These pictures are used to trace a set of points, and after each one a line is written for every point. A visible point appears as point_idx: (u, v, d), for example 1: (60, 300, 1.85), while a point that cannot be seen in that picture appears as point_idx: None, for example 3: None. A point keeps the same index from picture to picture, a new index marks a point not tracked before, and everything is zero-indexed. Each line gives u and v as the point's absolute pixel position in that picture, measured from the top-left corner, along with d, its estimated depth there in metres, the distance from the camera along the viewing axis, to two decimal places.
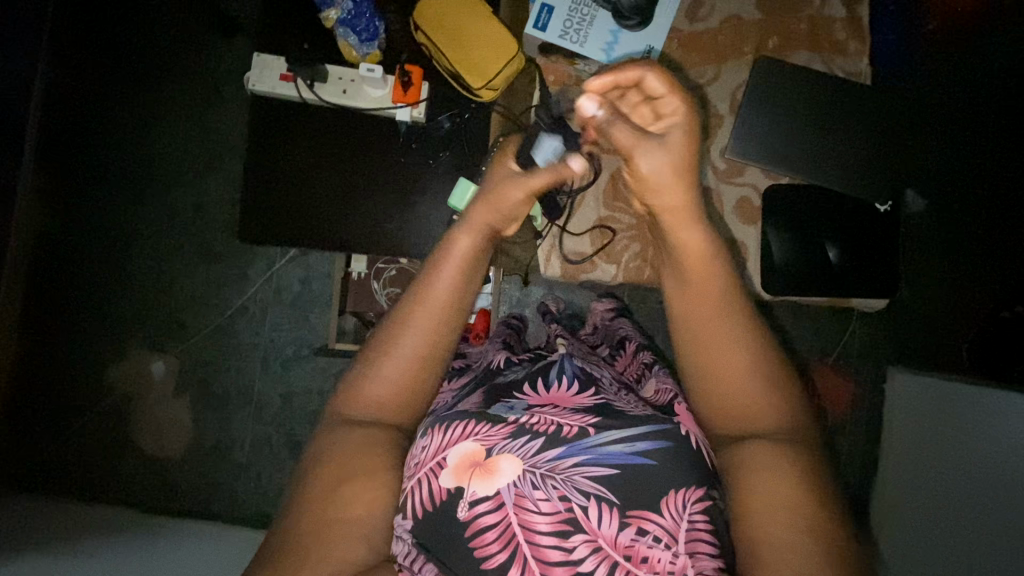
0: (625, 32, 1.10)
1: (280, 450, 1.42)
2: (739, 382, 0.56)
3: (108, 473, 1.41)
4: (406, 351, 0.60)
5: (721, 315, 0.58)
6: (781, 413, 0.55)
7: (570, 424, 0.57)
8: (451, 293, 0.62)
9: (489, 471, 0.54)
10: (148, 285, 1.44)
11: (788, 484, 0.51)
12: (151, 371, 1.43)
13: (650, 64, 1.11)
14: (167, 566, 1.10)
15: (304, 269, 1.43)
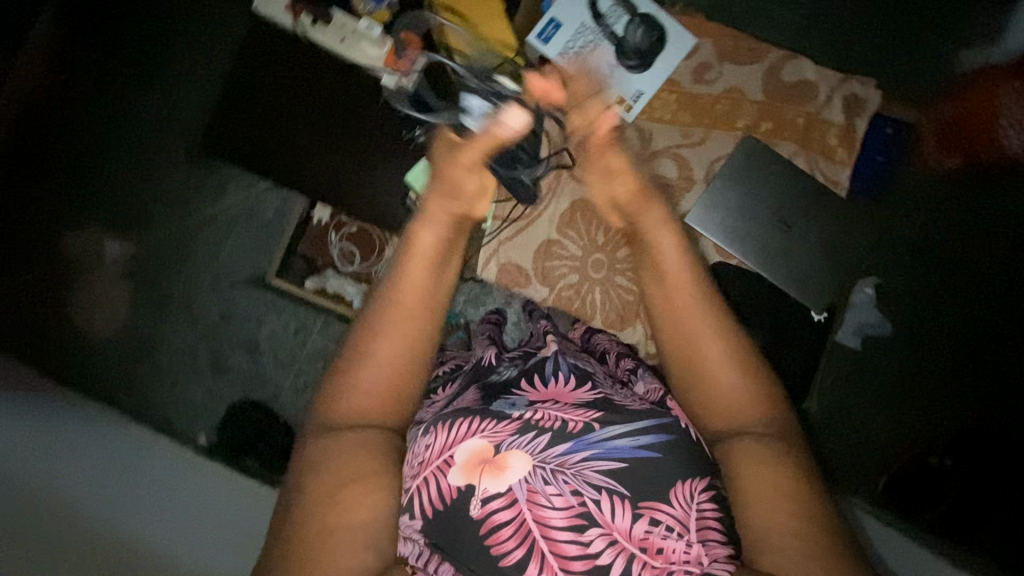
0: (622, 69, 1.18)
1: (202, 365, 1.43)
2: (721, 385, 0.75)
3: (31, 334, 1.41)
4: (383, 355, 0.73)
5: (703, 329, 0.79)
6: (757, 408, 0.73)
7: (575, 420, 0.70)
8: (415, 292, 0.79)
9: (500, 470, 0.65)
10: (125, 168, 1.44)
11: (773, 467, 0.67)
12: (105, 250, 1.44)
13: (632, 108, 1.19)
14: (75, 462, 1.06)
15: (279, 202, 1.44)
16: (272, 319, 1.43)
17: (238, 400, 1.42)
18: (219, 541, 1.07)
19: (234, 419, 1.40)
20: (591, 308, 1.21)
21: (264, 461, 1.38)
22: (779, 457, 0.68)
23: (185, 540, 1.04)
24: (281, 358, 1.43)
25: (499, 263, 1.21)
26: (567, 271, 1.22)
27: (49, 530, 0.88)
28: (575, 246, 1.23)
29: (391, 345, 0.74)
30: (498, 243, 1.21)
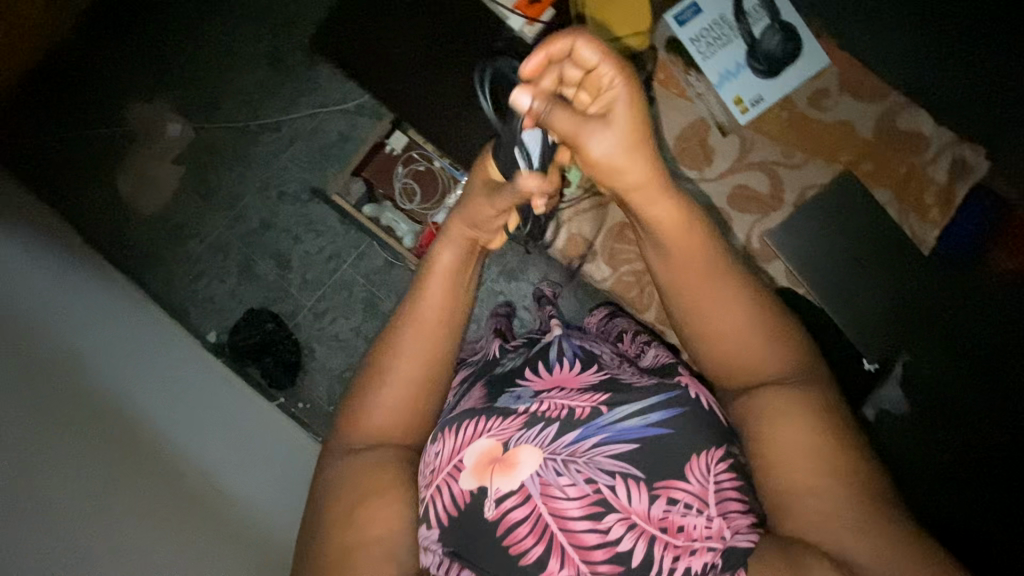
0: (749, 71, 1.24)
1: (232, 265, 1.43)
2: (738, 336, 0.69)
3: (76, 194, 1.42)
4: (402, 377, 0.73)
5: (712, 281, 0.71)
6: (775, 358, 0.68)
7: (582, 405, 0.69)
8: (435, 313, 0.76)
9: (510, 467, 0.65)
10: (207, 55, 1.44)
11: (796, 419, 0.63)
12: (167, 130, 1.44)
13: (749, 109, 1.25)
14: (125, 352, 1.13)
15: (347, 127, 1.44)
16: (310, 238, 1.43)
17: (257, 307, 1.42)
18: (266, 473, 1.17)
19: (247, 324, 1.40)
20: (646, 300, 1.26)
21: (269, 373, 1.38)
22: (804, 406, 0.64)
23: (235, 470, 1.13)
24: (309, 278, 1.43)
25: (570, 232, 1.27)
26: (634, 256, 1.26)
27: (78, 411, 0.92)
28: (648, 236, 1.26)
29: (409, 347, 0.74)
30: (573, 212, 1.27)
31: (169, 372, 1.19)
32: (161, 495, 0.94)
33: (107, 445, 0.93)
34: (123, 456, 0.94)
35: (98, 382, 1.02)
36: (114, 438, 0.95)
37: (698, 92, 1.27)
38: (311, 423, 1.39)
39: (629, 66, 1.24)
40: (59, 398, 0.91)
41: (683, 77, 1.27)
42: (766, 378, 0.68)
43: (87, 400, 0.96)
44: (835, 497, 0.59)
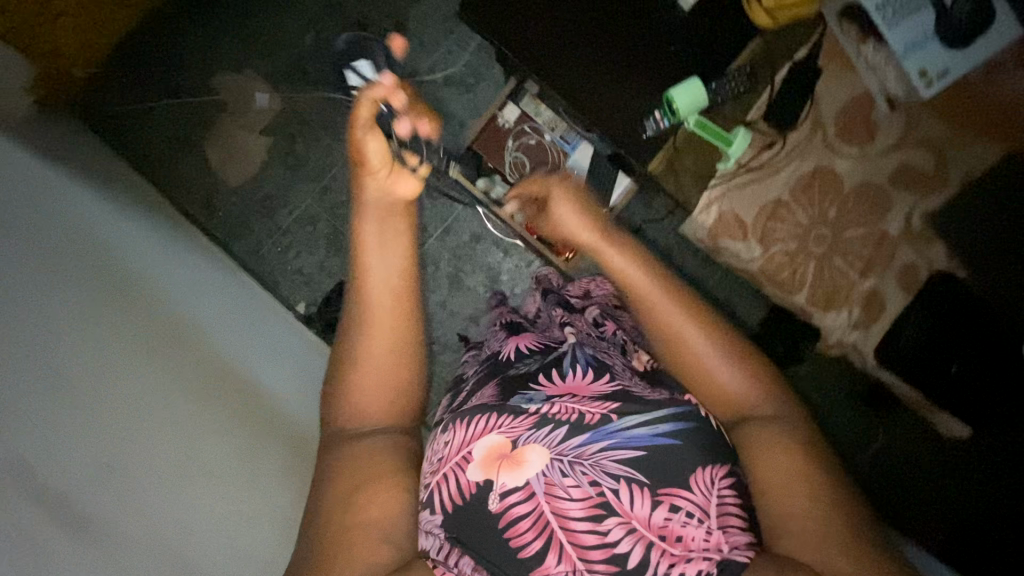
0: (938, 46, 0.88)
1: (319, 237, 1.43)
2: (719, 377, 0.70)
3: (165, 160, 1.43)
4: (374, 365, 0.72)
5: (680, 320, 0.73)
6: (757, 392, 0.68)
7: (592, 411, 0.66)
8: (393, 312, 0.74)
9: (518, 464, 0.63)
10: (298, 23, 1.43)
11: (783, 446, 0.63)
12: (255, 99, 1.43)
13: (935, 85, 0.89)
14: (184, 280, 1.11)
15: (436, 97, 1.42)
16: None
17: (344, 279, 1.43)
18: (283, 386, 1.12)
19: (339, 297, 1.41)
20: (799, 281, 0.93)
21: None
22: (787, 435, 0.64)
23: (254, 375, 1.07)
24: None
25: (721, 209, 0.95)
26: (788, 238, 0.93)
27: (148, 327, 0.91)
28: (805, 213, 0.93)
29: (380, 319, 0.74)
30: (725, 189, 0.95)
31: (229, 309, 1.17)
32: (184, 377, 0.89)
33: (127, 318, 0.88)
34: (144, 333, 0.89)
35: (116, 262, 0.97)
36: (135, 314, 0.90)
37: (870, 64, 0.92)
38: None
39: (793, 34, 0.95)
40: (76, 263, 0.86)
41: (856, 44, 0.93)
42: (754, 413, 0.67)
43: (104, 272, 0.91)
44: (816, 524, 0.56)
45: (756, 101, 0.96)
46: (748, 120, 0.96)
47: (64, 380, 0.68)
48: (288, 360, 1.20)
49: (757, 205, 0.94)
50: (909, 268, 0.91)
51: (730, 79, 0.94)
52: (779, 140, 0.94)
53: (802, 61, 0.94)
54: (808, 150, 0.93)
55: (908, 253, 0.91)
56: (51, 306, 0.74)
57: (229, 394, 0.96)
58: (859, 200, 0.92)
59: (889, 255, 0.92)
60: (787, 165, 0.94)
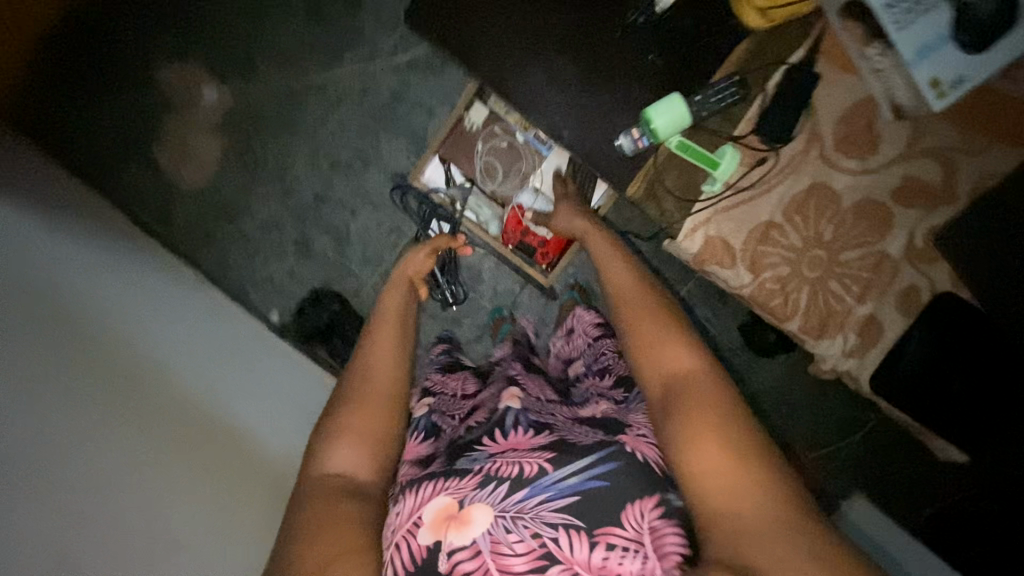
0: (952, 46, 0.76)
1: (287, 242, 1.35)
2: (654, 338, 0.71)
3: (114, 168, 1.32)
4: (353, 420, 0.73)
5: (638, 295, 0.78)
6: (679, 360, 0.67)
7: (531, 463, 0.61)
8: (383, 362, 0.82)
9: (463, 524, 0.58)
10: (241, 7, 1.30)
11: (706, 404, 0.60)
12: (203, 95, 1.31)
13: (949, 94, 0.77)
14: (139, 300, 1.04)
15: (399, 84, 1.30)
16: (366, 212, 1.34)
17: (317, 286, 1.36)
18: (298, 429, 1.11)
19: (313, 305, 1.35)
20: (790, 309, 0.85)
21: (337, 354, 1.34)
22: (707, 389, 0.62)
23: (266, 422, 1.06)
24: (368, 254, 1.35)
25: (708, 233, 0.86)
26: (779, 262, 0.84)
27: (105, 356, 0.85)
28: (799, 234, 0.84)
29: (384, 339, 0.86)
30: (715, 212, 0.86)
31: (192, 328, 1.10)
32: (197, 437, 0.88)
33: (134, 378, 0.86)
34: (153, 394, 0.87)
35: (119, 313, 0.96)
36: (140, 372, 0.89)
37: (876, 70, 0.81)
38: None
39: (788, 36, 0.83)
40: (78, 323, 0.84)
41: (858, 46, 0.81)
42: (679, 367, 0.66)
43: (87, 319, 0.87)
44: (751, 513, 0.51)
45: (745, 114, 0.85)
46: (738, 135, 0.85)
47: (80, 464, 0.68)
48: (260, 381, 1.14)
49: (748, 229, 0.85)
50: (912, 289, 0.83)
51: (719, 89, 0.82)
52: (771, 155, 0.85)
53: (800, 65, 0.83)
54: (803, 165, 0.84)
55: (912, 273, 0.82)
56: (59, 382, 0.73)
57: (241, 448, 0.96)
58: (859, 217, 0.83)
59: (887, 278, 0.83)
60: (775, 184, 0.85)
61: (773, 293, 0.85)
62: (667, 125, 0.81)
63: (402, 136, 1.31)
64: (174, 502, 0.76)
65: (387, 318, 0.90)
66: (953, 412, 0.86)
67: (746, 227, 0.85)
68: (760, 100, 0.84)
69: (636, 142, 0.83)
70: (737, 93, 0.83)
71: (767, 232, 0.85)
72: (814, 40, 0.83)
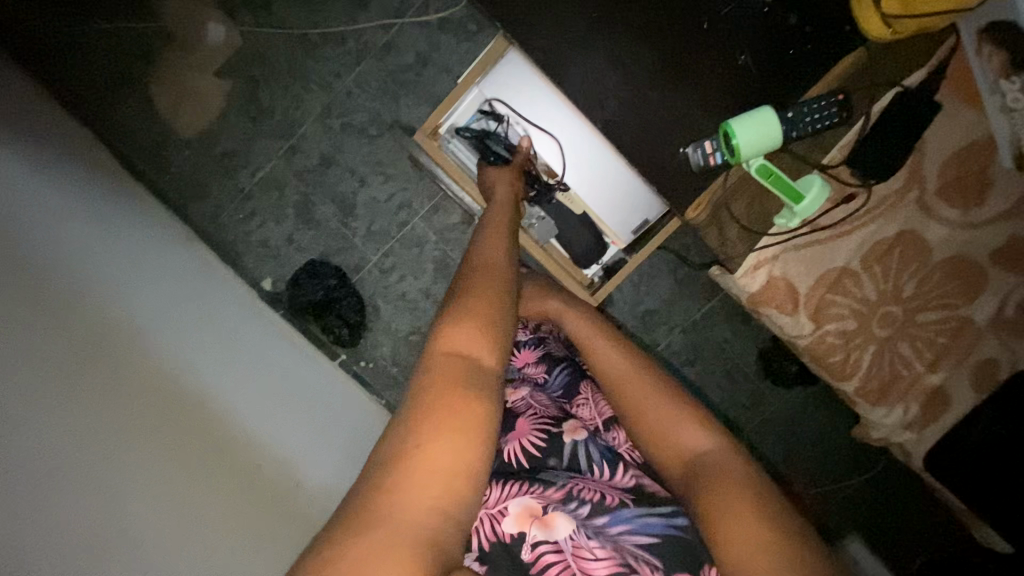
0: None
1: (287, 204, 1.24)
2: (660, 409, 0.61)
3: (105, 101, 1.20)
4: (476, 300, 0.58)
5: (637, 360, 0.67)
6: (692, 438, 0.58)
7: (613, 493, 0.59)
8: (495, 250, 0.67)
9: (546, 524, 0.55)
10: None
11: (740, 483, 0.52)
12: (207, 31, 1.19)
13: None
14: (133, 261, 0.97)
15: (427, 45, 1.18)
16: (377, 182, 1.23)
17: (315, 257, 1.26)
18: (302, 426, 1.03)
19: (311, 277, 1.25)
20: (850, 368, 0.78)
21: (331, 330, 1.26)
22: (732, 467, 0.54)
23: (268, 414, 0.98)
24: (374, 229, 1.25)
25: (772, 272, 0.78)
26: (845, 314, 0.77)
27: (92, 326, 0.77)
28: (874, 285, 0.76)
29: (492, 237, 0.69)
30: (788, 247, 0.77)
31: (186, 296, 1.02)
32: (189, 433, 0.80)
33: (122, 362, 0.78)
34: (143, 382, 0.79)
35: (109, 285, 0.86)
36: (130, 355, 0.80)
37: (1008, 108, 0.69)
38: (375, 384, 1.29)
39: (910, 51, 0.74)
40: (61, 297, 0.75)
41: (993, 78, 0.70)
42: (689, 447, 0.57)
43: (73, 285, 0.79)
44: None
45: (838, 140, 0.76)
46: (827, 164, 0.76)
47: (65, 462, 0.60)
48: (256, 364, 1.06)
49: (819, 274, 0.77)
50: (988, 364, 0.74)
51: (817, 107, 0.70)
52: (862, 192, 0.76)
53: (916, 88, 0.73)
54: (896, 210, 0.75)
55: (993, 344, 0.74)
56: (21, 345, 0.64)
57: (238, 445, 0.88)
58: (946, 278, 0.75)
59: (967, 347, 0.75)
60: (860, 226, 0.76)
61: (830, 345, 0.78)
62: (751, 143, 0.69)
63: (425, 103, 1.19)
64: (165, 508, 0.68)
65: (498, 223, 0.73)
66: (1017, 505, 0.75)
67: (818, 270, 0.77)
68: (857, 125, 0.76)
69: (708, 157, 0.71)
70: (840, 113, 0.70)
71: (840, 282, 0.77)
72: (930, 62, 0.73)
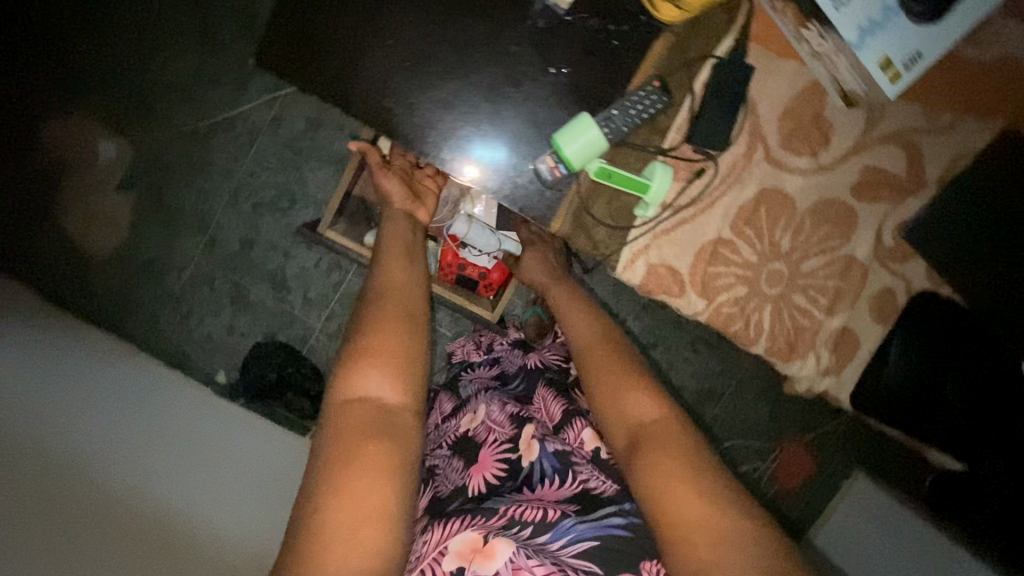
0: (903, 18, 0.72)
1: (220, 295, 1.25)
2: (616, 387, 0.68)
3: (13, 238, 1.19)
4: (378, 344, 0.64)
5: (607, 350, 0.74)
6: (639, 401, 0.65)
7: (555, 509, 0.58)
8: (399, 287, 0.73)
9: (488, 555, 0.53)
10: (126, 47, 1.18)
11: (676, 455, 0.58)
12: (99, 149, 1.20)
13: (903, 76, 0.75)
14: (72, 373, 0.96)
15: (315, 111, 1.19)
16: (302, 252, 1.24)
17: (261, 338, 1.26)
18: (235, 489, 0.96)
19: (258, 361, 1.24)
20: (755, 331, 0.82)
21: (295, 407, 1.23)
22: (675, 439, 0.60)
23: (214, 490, 0.93)
24: (311, 297, 1.25)
25: (648, 261, 0.82)
26: (734, 281, 0.82)
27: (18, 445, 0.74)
28: (751, 248, 0.82)
29: (395, 267, 0.76)
30: (666, 229, 0.82)
31: (134, 397, 1.01)
32: (120, 528, 0.76)
33: (55, 481, 0.75)
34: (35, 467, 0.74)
35: (50, 402, 0.85)
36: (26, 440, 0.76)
37: (817, 52, 0.77)
38: None
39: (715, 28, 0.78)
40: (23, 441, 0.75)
41: (794, 28, 0.77)
42: (636, 420, 0.63)
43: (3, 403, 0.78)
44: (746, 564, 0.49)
45: (674, 121, 0.78)
46: (668, 148, 0.78)
47: None
48: (217, 441, 1.03)
49: (696, 252, 0.82)
50: (883, 294, 0.83)
51: (637, 99, 0.74)
52: (709, 164, 0.80)
53: (728, 56, 0.77)
54: (750, 172, 0.80)
55: (882, 273, 0.82)
56: None
57: (170, 524, 0.82)
58: (820, 221, 0.82)
59: (858, 283, 0.83)
60: (720, 197, 0.81)
61: (726, 317, 0.82)
62: (584, 153, 0.73)
63: (327, 166, 1.20)
64: None
65: (394, 251, 0.80)
66: (948, 410, 0.89)
67: (696, 246, 0.82)
68: (688, 103, 0.78)
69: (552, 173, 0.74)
70: (664, 97, 0.75)
71: (714, 251, 0.82)
72: (739, 27, 0.77)
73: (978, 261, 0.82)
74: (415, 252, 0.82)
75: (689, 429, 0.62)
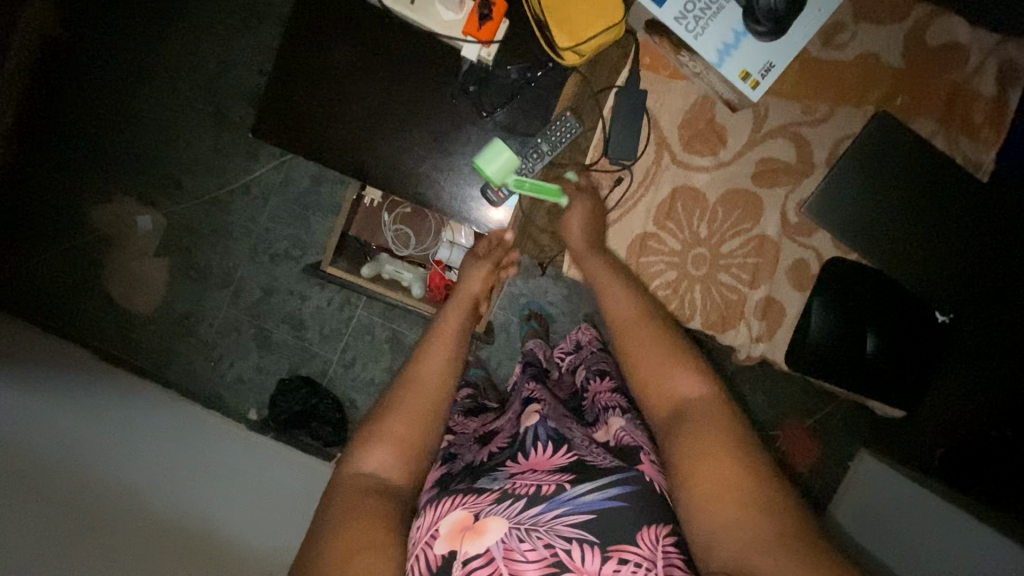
0: (750, 38, 0.96)
1: (247, 339, 1.40)
2: (665, 359, 0.73)
3: (68, 308, 1.38)
4: (392, 428, 0.69)
5: (643, 322, 0.80)
6: (690, 380, 0.70)
7: (548, 483, 0.62)
8: (434, 376, 0.77)
9: (478, 533, 0.57)
10: (153, 135, 1.38)
11: (711, 428, 0.62)
12: (137, 223, 1.39)
13: (761, 83, 0.98)
14: (115, 415, 1.07)
15: (317, 168, 1.36)
16: (315, 294, 1.39)
17: (285, 374, 1.40)
18: (256, 513, 1.03)
19: (284, 395, 1.36)
20: (689, 309, 1.10)
21: (317, 434, 1.35)
22: (717, 415, 0.64)
23: (246, 520, 1.01)
24: (326, 333, 1.39)
25: None
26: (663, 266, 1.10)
27: (70, 472, 0.84)
28: (674, 239, 1.11)
29: (437, 354, 0.80)
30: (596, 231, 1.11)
31: (171, 437, 1.10)
32: (163, 543, 0.84)
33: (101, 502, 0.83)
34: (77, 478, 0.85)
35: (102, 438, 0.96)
36: (73, 456, 0.88)
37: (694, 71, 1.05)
38: None
39: (608, 64, 1.07)
40: (73, 468, 0.85)
41: (673, 53, 1.05)
42: (680, 395, 0.69)
43: (57, 441, 0.89)
44: (761, 523, 0.53)
45: (592, 143, 1.09)
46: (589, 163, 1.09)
47: None
48: (247, 476, 1.11)
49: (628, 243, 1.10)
50: (795, 263, 1.10)
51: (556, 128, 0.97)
52: (624, 173, 1.10)
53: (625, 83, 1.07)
54: (661, 175, 1.10)
55: (791, 246, 1.10)
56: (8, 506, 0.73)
57: (207, 544, 0.89)
58: (730, 208, 1.11)
59: (772, 254, 1.10)
60: (637, 200, 1.11)
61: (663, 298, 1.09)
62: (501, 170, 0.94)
63: (331, 215, 1.36)
64: None
65: (443, 336, 0.84)
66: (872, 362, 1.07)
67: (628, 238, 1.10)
68: (601, 125, 1.08)
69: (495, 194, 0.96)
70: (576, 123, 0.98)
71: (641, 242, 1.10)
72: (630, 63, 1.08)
73: (869, 227, 1.06)
74: (461, 337, 0.86)
75: (732, 408, 0.66)
